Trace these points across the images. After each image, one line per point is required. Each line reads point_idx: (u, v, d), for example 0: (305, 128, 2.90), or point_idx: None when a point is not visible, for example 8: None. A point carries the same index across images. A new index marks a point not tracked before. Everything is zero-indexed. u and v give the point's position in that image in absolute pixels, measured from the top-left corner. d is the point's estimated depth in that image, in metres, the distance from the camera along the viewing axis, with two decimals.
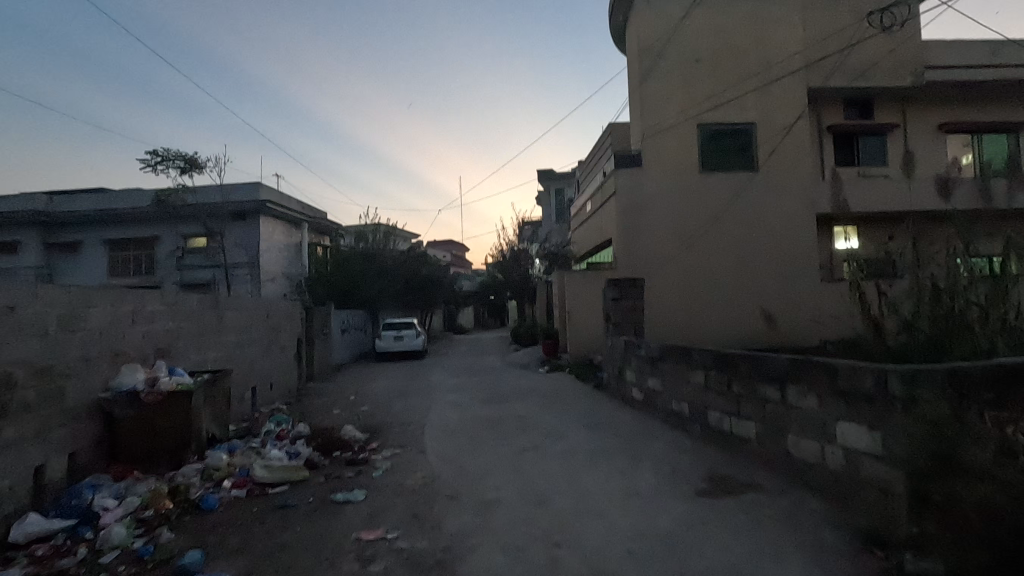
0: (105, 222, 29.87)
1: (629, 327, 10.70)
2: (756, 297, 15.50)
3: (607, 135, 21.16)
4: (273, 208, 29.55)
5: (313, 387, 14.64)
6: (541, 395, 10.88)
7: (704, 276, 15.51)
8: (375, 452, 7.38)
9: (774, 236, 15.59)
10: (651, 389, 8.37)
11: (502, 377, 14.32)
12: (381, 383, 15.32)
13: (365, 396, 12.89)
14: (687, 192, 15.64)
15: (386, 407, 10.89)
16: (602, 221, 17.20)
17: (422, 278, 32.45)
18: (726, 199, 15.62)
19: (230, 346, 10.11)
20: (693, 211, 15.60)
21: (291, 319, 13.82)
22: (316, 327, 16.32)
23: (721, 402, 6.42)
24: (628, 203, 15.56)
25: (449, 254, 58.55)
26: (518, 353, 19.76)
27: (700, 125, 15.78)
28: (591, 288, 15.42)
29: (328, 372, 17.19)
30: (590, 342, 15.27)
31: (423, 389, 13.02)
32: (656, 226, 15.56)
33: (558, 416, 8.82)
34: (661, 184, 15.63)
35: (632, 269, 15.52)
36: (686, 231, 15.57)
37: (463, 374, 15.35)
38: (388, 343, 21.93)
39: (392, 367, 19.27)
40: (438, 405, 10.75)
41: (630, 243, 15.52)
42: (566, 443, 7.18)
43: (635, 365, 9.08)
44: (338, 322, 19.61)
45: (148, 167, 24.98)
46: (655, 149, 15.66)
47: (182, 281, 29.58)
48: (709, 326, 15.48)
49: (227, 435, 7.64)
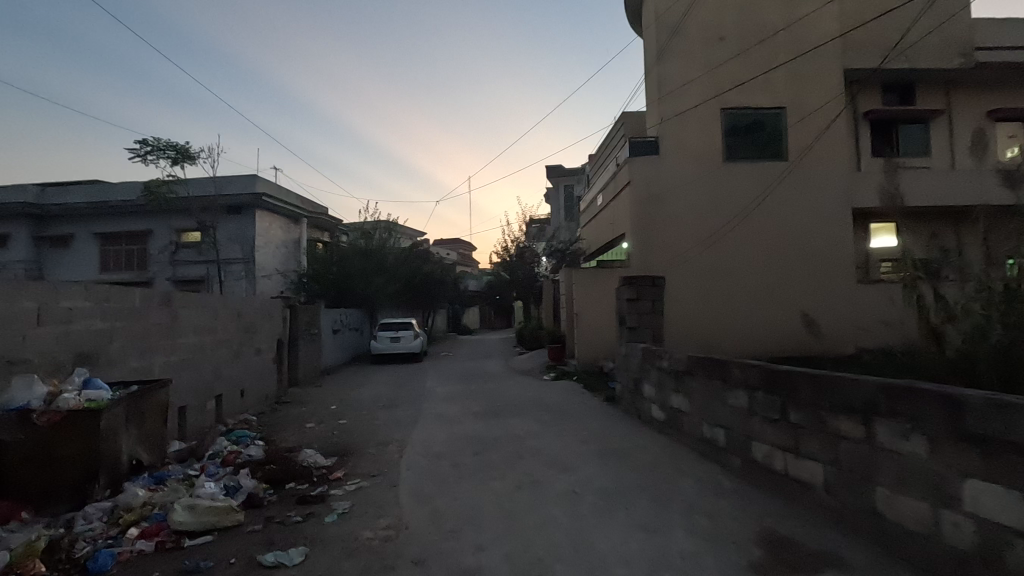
0: (96, 215, 28.84)
1: (647, 332, 9.29)
2: (785, 300, 14.01)
3: (620, 124, 19.71)
4: (269, 202, 28.39)
5: (296, 394, 13.37)
6: (545, 410, 9.48)
7: (728, 276, 14.03)
8: (337, 485, 6.01)
9: (806, 232, 14.09)
10: (676, 408, 6.96)
11: (503, 386, 12.94)
12: (371, 389, 14.02)
13: (348, 405, 11.57)
14: (710, 183, 14.17)
15: (368, 420, 9.56)
16: (615, 215, 15.75)
17: (424, 276, 31.16)
18: (753, 192, 14.13)
19: (188, 349, 8.81)
20: (717, 203, 14.13)
21: (270, 319, 12.53)
22: (302, 328, 15.02)
23: (772, 433, 5.00)
24: (644, 194, 14.11)
25: (455, 253, 57.33)
26: (522, 357, 18.38)
27: (724, 109, 14.32)
28: (601, 287, 14.02)
29: (316, 376, 15.90)
30: (600, 347, 13.87)
31: (413, 398, 11.69)
32: (675, 221, 14.11)
33: (563, 438, 7.43)
34: (681, 174, 14.17)
35: (647, 267, 14.07)
36: (708, 226, 14.12)
37: (461, 381, 13.97)
38: (384, 345, 20.63)
39: (388, 372, 17.95)
40: (426, 419, 9.40)
41: (645, 238, 14.07)
42: (572, 478, 5.79)
43: (654, 378, 7.67)
44: (330, 322, 18.32)
45: (138, 157, 23.88)
46: (675, 136, 14.21)
47: (175, 277, 28.49)
48: (733, 332, 13.98)
49: (162, 460, 6.33)
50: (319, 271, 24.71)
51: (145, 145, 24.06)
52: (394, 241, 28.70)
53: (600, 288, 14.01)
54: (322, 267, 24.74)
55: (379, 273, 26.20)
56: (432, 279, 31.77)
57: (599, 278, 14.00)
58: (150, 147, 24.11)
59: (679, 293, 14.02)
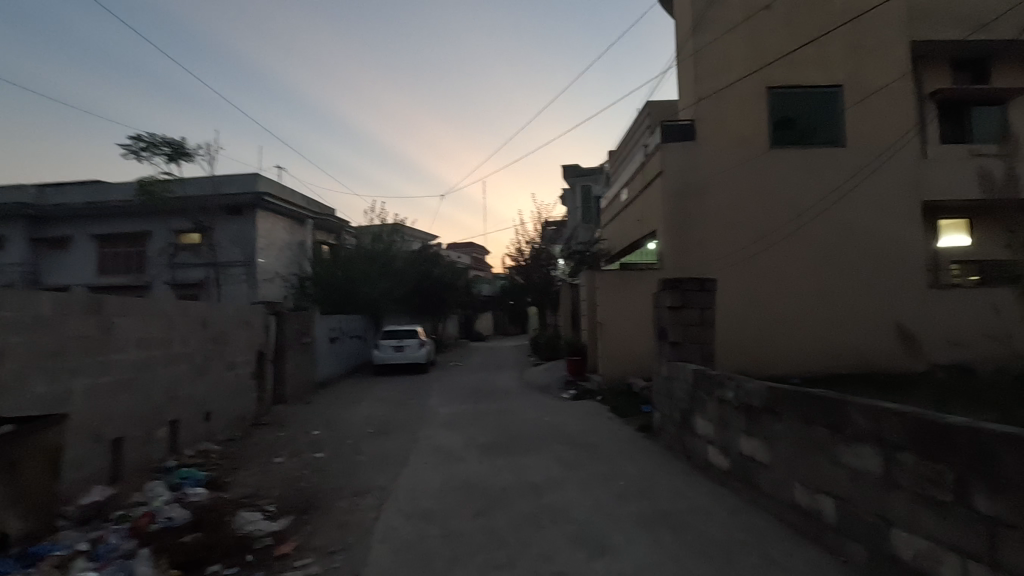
0: (93, 216, 27.72)
1: (694, 349, 7.47)
2: (847, 308, 12.06)
3: (646, 114, 17.91)
4: (270, 202, 27.01)
5: (280, 413, 11.73)
6: (566, 445, 7.68)
7: (776, 280, 12.12)
8: (280, 569, 4.28)
9: (867, 230, 12.13)
10: (749, 455, 5.11)
11: (516, 407, 11.14)
12: (365, 407, 12.31)
13: (335, 429, 9.89)
14: (756, 172, 12.30)
15: (351, 454, 7.84)
16: (642, 210, 13.97)
17: (434, 280, 29.53)
18: (803, 183, 12.24)
19: (128, 368, 7.17)
20: (764, 196, 12.27)
21: (249, 329, 10.92)
22: (291, 338, 13.39)
23: (939, 524, 3.15)
24: (679, 186, 12.29)
25: (467, 256, 55.90)
26: (537, 370, 16.59)
27: (770, 87, 12.46)
28: (629, 292, 12.19)
29: (307, 391, 14.27)
30: (628, 362, 12.04)
31: (410, 422, 9.98)
32: (713, 216, 12.27)
33: (592, 491, 5.64)
34: (720, 162, 12.33)
35: (685, 269, 12.21)
36: (752, 222, 12.25)
37: (468, 400, 12.22)
38: (387, 354, 18.97)
39: (389, 386, 16.25)
40: (420, 453, 7.67)
41: (679, 236, 12.25)
42: (611, 567, 3.99)
43: (713, 409, 5.83)
44: (327, 330, 16.70)
45: (131, 154, 22.63)
46: (713, 119, 12.39)
47: (173, 281, 27.23)
48: (781, 346, 12.07)
49: (49, 527, 4.65)
50: (321, 275, 23.08)
51: (139, 141, 22.80)
52: (402, 243, 27.08)
53: (628, 293, 12.18)
54: (323, 270, 23.07)
55: (385, 278, 24.59)
56: (442, 284, 30.09)
57: (627, 281, 12.18)
58: (145, 143, 22.86)
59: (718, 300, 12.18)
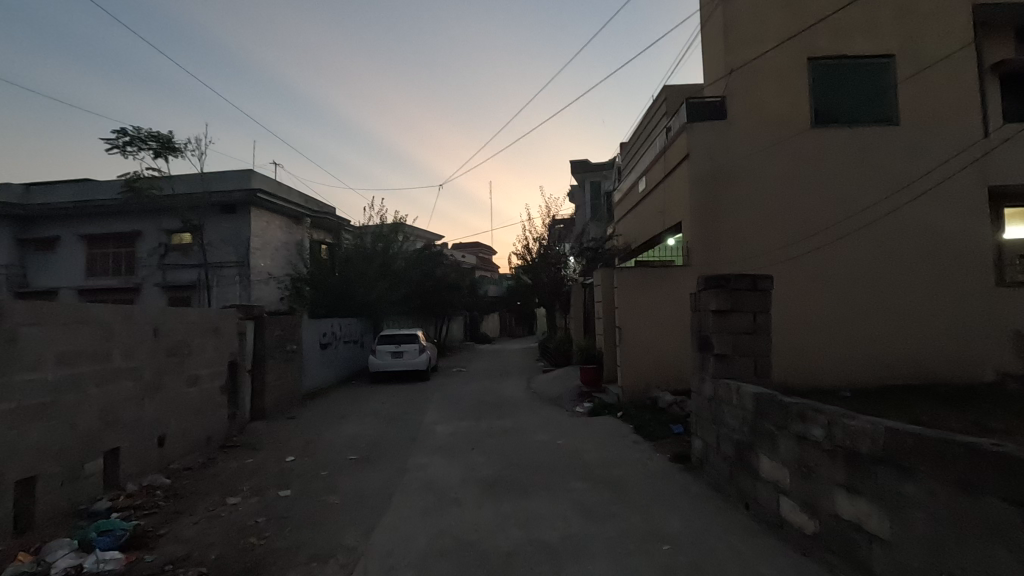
0: (81, 216, 26.54)
1: (745, 363, 6.01)
2: (902, 309, 10.50)
3: (663, 98, 16.68)
4: (265, 199, 25.74)
5: (257, 432, 10.36)
6: (587, 483, 6.22)
7: (820, 279, 10.60)
8: None
9: (925, 221, 10.57)
10: (853, 522, 3.64)
11: (523, 425, 9.69)
12: (353, 423, 10.90)
13: (313, 454, 8.50)
14: (794, 155, 10.82)
15: (323, 493, 6.43)
16: (663, 200, 12.50)
17: (437, 281, 28.17)
18: (851, 169, 10.74)
19: (45, 390, 5.80)
20: (805, 182, 10.78)
21: (218, 337, 9.54)
22: (273, 346, 12.01)
23: None
24: (707, 172, 10.84)
25: (472, 256, 54.69)
26: (546, 379, 15.14)
27: (810, 59, 10.95)
28: (651, 293, 10.71)
29: (293, 404, 12.92)
30: (651, 372, 10.58)
31: (401, 446, 8.57)
32: (747, 206, 10.82)
33: (628, 562, 4.19)
34: (755, 144, 10.87)
35: (715, 265, 10.74)
36: (791, 213, 10.79)
37: (470, 416, 10.76)
38: (384, 361, 17.57)
39: (384, 396, 14.85)
40: (407, 493, 6.25)
41: (708, 228, 10.81)
42: None
43: (786, 448, 4.36)
44: (317, 335, 15.31)
45: (116, 150, 21.41)
46: (747, 95, 10.91)
47: (164, 283, 26.04)
48: (825, 355, 10.55)
49: None
50: (313, 275, 21.59)
51: (124, 135, 21.58)
52: (403, 242, 25.69)
53: (650, 294, 10.70)
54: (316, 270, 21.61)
55: (383, 278, 23.16)
56: (445, 285, 28.65)
57: (649, 280, 10.69)
58: (130, 138, 21.63)
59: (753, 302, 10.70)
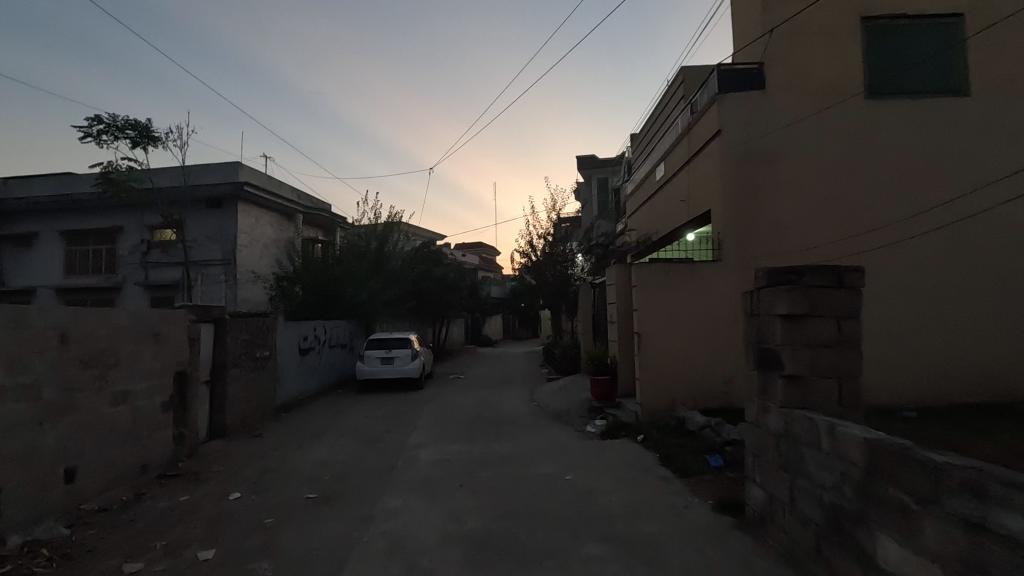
0: (61, 211, 25.12)
1: (825, 386, 4.40)
2: (977, 315, 8.83)
3: (679, 82, 15.27)
4: (253, 193, 24.24)
5: (211, 455, 8.80)
6: (610, 548, 4.57)
7: (877, 282, 8.92)
8: None
9: (1004, 212, 8.86)
10: None
11: (524, 451, 8.08)
12: (326, 444, 9.31)
13: (267, 488, 6.96)
14: (845, 132, 9.18)
15: (258, 555, 4.86)
16: (686, 187, 10.89)
17: (436, 281, 26.64)
18: (917, 154, 9.06)
19: None
20: (858, 164, 9.13)
21: (160, 344, 7.94)
22: (237, 353, 10.43)
23: None
24: (742, 151, 9.24)
25: (475, 256, 53.30)
26: (551, 390, 13.55)
27: (865, 20, 9.28)
28: (676, 294, 9.09)
29: (263, 418, 11.38)
30: (676, 387, 8.98)
31: (374, 481, 7.00)
32: (790, 194, 9.20)
33: None
34: (801, 123, 9.25)
35: (750, 260, 9.12)
36: (843, 204, 9.15)
37: (462, 436, 9.16)
38: (372, 368, 15.98)
39: (369, 408, 13.25)
40: (368, 557, 4.68)
41: (741, 216, 9.21)
42: None
43: (938, 535, 2.75)
44: (295, 339, 13.74)
45: (90, 139, 20.01)
46: (789, 62, 9.28)
47: (147, 282, 24.59)
48: (881, 371, 8.89)
49: None
50: (297, 275, 19.96)
51: (99, 123, 20.16)
52: (399, 240, 24.18)
53: (675, 296, 9.08)
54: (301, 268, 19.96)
55: (375, 278, 21.59)
56: (443, 285, 27.07)
57: (674, 278, 9.08)
58: (105, 126, 20.22)
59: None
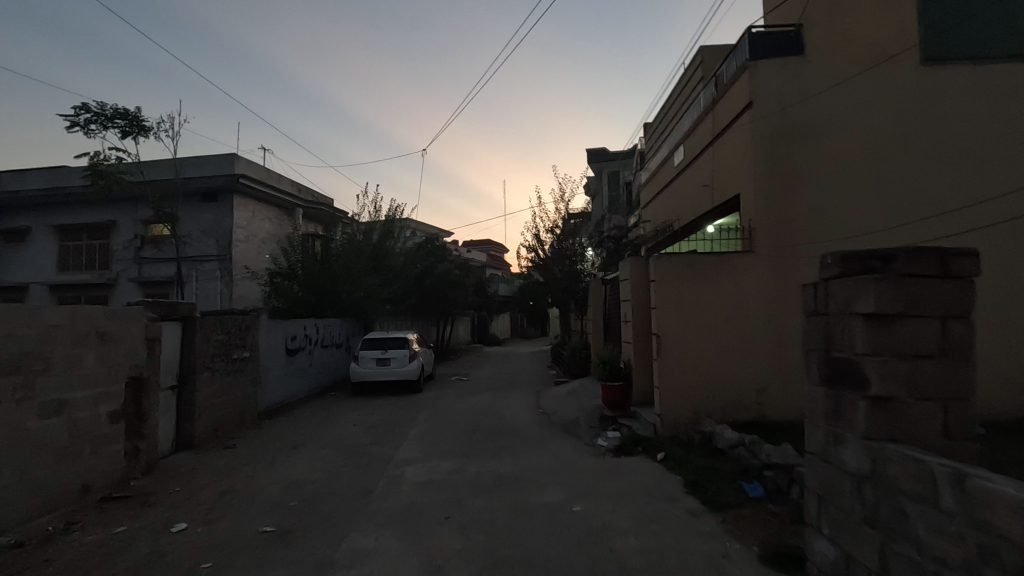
0: (54, 205, 24.34)
1: (926, 411, 3.23)
2: None
3: (697, 63, 14.13)
4: (249, 186, 23.31)
5: (171, 471, 7.77)
6: None
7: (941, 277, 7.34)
8: None
9: None
10: None
11: (525, 471, 6.97)
12: (302, 459, 8.25)
13: (222, 516, 5.93)
14: (906, 100, 7.68)
15: None
16: (709, 170, 9.71)
17: (439, 278, 25.59)
18: (1000, 123, 7.37)
19: None
20: (921, 137, 7.60)
21: (107, 346, 6.92)
22: (209, 355, 9.40)
23: None
24: (775, 125, 8.10)
25: (483, 253, 52.23)
26: (559, 396, 12.42)
27: None
28: (701, 289, 7.94)
29: (241, 426, 10.38)
30: (701, 396, 7.83)
31: (346, 509, 5.95)
32: (832, 174, 7.97)
33: None
34: (847, 92, 7.96)
35: (783, 250, 7.92)
36: (900, 184, 7.67)
37: (456, 452, 8.07)
38: (367, 369, 14.92)
39: (361, 413, 12.22)
40: None
41: (773, 200, 8.04)
42: None
43: None
44: (282, 339, 12.71)
45: (78, 128, 19.16)
46: (834, 23, 8.05)
47: (140, 278, 23.79)
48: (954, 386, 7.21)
49: None
50: (294, 269, 18.77)
51: (87, 113, 19.31)
52: (401, 234, 23.16)
53: (699, 291, 7.93)
54: (298, 261, 18.76)
55: (374, 274, 20.58)
56: (447, 282, 25.97)
57: (698, 271, 7.93)
58: (94, 115, 19.37)
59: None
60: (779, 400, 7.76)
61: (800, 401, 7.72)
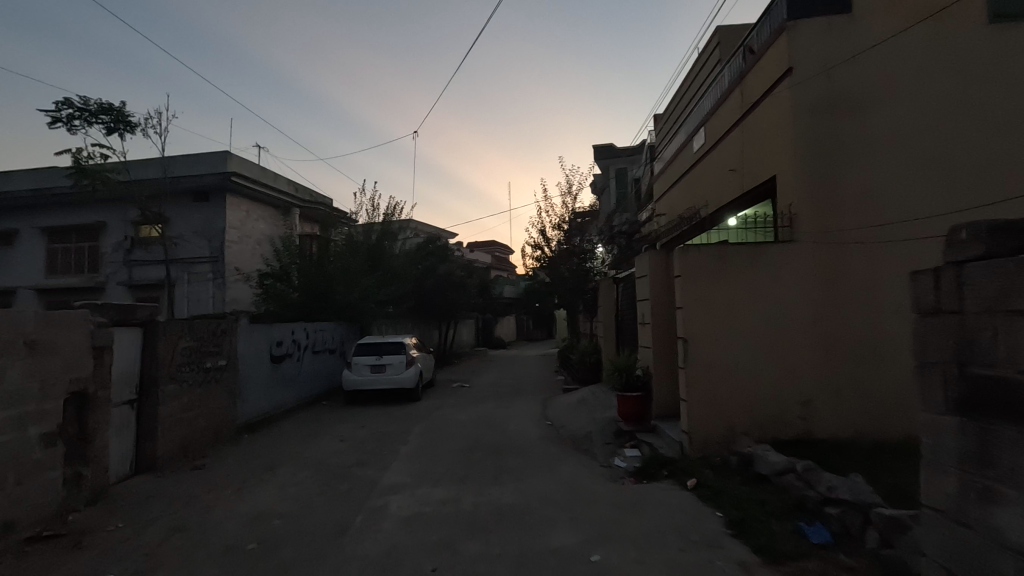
0: (41, 206, 23.49)
1: None
2: None
3: (714, 44, 13.03)
4: (242, 184, 22.36)
5: (122, 500, 6.74)
6: None
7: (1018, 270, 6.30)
8: None
9: None
10: None
11: (532, 503, 5.88)
12: (275, 485, 7.19)
13: (164, 564, 4.86)
14: (974, 65, 6.57)
15: None
16: (736, 152, 8.58)
17: (441, 279, 24.56)
18: None
19: None
20: (991, 109, 6.51)
21: (38, 357, 5.88)
22: (176, 364, 8.37)
23: None
24: (820, 92, 6.97)
25: (488, 255, 51.30)
26: (568, 406, 11.31)
27: None
28: (735, 286, 6.82)
29: (216, 443, 9.35)
30: (735, 411, 6.70)
31: (313, 555, 4.87)
32: (886, 149, 6.81)
33: None
34: (904, 53, 6.80)
35: (830, 239, 6.81)
36: (968, 163, 6.55)
37: (451, 476, 6.98)
38: (361, 376, 13.86)
39: (351, 426, 11.16)
40: None
41: (818, 181, 6.90)
42: None
43: None
44: (267, 344, 11.70)
45: (60, 124, 18.26)
46: None
47: (131, 281, 22.88)
48: None
49: None
50: (286, 269, 17.76)
51: (70, 108, 18.41)
52: (400, 234, 22.14)
53: (732, 289, 6.82)
54: (290, 261, 17.76)
55: (371, 275, 19.57)
56: (449, 283, 24.92)
57: (731, 266, 6.82)
58: (77, 111, 18.48)
59: (896, 306, 6.67)
60: (827, 416, 6.62)
61: (852, 417, 6.59)
